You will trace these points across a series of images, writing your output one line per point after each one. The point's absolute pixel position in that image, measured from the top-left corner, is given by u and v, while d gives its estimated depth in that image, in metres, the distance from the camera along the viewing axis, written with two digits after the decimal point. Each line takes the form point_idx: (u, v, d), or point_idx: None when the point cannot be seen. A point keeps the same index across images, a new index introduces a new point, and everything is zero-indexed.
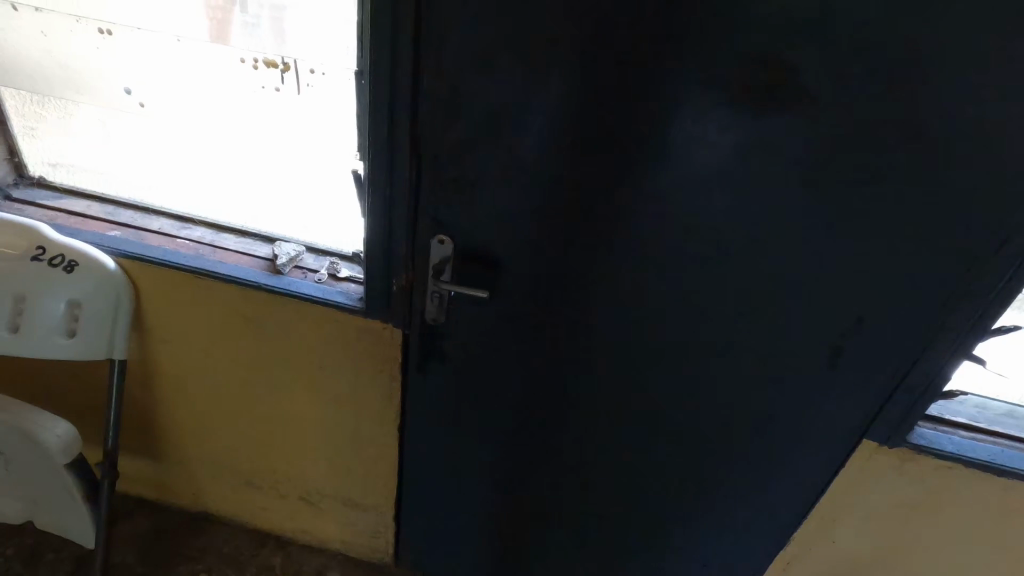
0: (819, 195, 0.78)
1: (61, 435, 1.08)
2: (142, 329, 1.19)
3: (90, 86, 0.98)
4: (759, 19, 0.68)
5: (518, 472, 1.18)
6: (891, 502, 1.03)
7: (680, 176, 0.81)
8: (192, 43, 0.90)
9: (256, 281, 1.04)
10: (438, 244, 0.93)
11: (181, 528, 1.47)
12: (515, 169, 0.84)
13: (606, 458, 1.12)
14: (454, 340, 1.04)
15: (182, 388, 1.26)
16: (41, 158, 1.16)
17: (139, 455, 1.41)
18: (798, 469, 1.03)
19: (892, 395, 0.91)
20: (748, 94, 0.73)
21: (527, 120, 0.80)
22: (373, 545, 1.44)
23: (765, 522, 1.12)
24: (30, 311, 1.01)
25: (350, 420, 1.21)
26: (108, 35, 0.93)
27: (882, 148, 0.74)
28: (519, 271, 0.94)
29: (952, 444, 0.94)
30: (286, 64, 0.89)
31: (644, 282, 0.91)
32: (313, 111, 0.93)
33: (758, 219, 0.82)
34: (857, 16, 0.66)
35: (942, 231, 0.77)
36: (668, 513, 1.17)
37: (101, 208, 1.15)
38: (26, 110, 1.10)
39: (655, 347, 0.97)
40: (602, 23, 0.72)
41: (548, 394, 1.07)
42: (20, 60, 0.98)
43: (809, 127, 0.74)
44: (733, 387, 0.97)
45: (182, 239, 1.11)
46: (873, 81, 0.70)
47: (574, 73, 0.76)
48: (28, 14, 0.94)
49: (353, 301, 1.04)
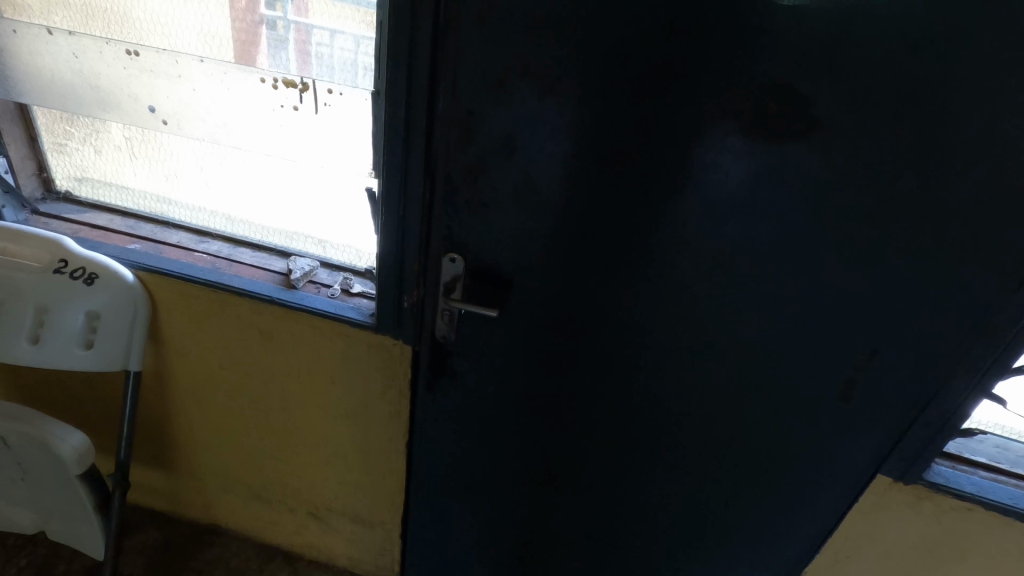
0: (833, 229, 0.78)
1: (76, 446, 1.09)
2: (157, 341, 1.21)
3: (118, 104, 1.01)
4: (771, 53, 0.69)
5: (527, 496, 1.18)
6: (908, 538, 1.01)
7: (691, 203, 0.81)
8: (215, 65, 0.93)
9: (272, 294, 1.06)
10: (449, 262, 0.93)
11: (189, 541, 1.47)
12: (528, 191, 0.85)
13: (617, 485, 1.11)
14: (463, 359, 1.04)
15: (194, 399, 1.27)
16: (67, 173, 1.20)
17: (151, 466, 1.42)
18: (810, 500, 1.01)
19: (908, 429, 0.89)
20: (760, 126, 0.74)
21: (538, 144, 0.81)
22: (379, 563, 1.43)
23: (778, 552, 1.10)
24: (52, 323, 1.04)
25: (360, 434, 1.21)
26: (135, 56, 0.95)
27: (897, 181, 0.73)
28: (530, 293, 0.94)
29: (972, 484, 0.93)
30: (305, 84, 0.91)
31: (654, 308, 0.91)
32: (330, 130, 0.94)
33: (770, 251, 0.82)
34: (870, 52, 0.67)
35: (962, 270, 0.76)
36: (678, 540, 1.15)
37: (123, 222, 1.19)
38: (55, 128, 1.13)
39: (666, 373, 0.96)
40: (615, 51, 0.73)
41: (559, 417, 1.06)
42: (52, 82, 1.01)
43: (822, 154, 0.74)
44: (746, 416, 0.96)
45: (200, 253, 1.14)
46: (887, 111, 0.70)
47: (587, 101, 0.77)
48: (62, 37, 0.97)
49: (366, 317, 1.05)
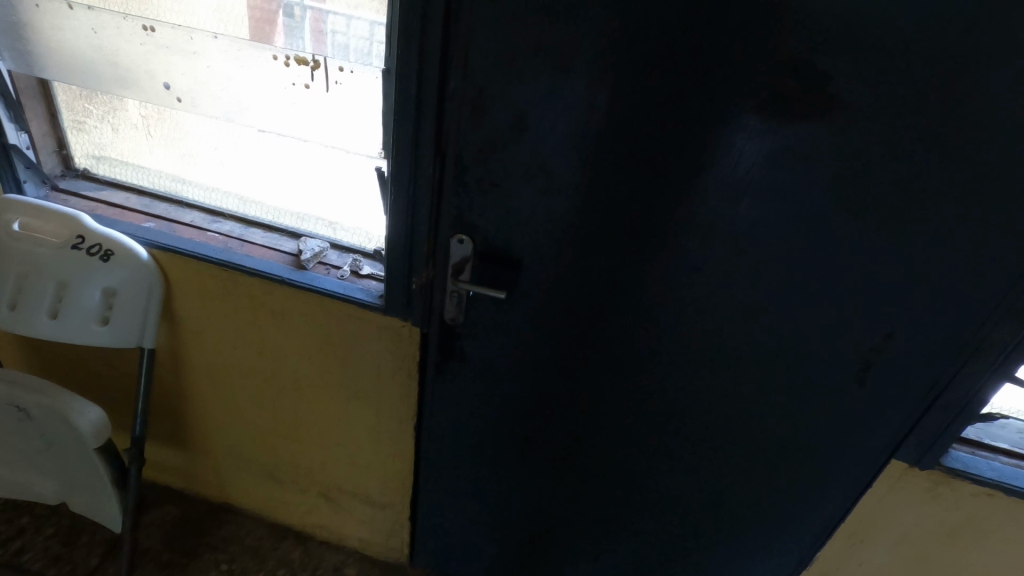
0: (851, 209, 0.75)
1: (93, 420, 1.11)
2: (172, 319, 1.22)
3: (135, 81, 1.01)
4: (788, 27, 0.67)
5: (536, 478, 1.17)
6: (923, 526, 0.99)
7: (704, 184, 0.79)
8: (228, 41, 0.93)
9: (282, 275, 1.06)
10: (458, 244, 0.93)
11: (205, 517, 1.49)
12: (537, 170, 0.84)
13: (626, 468, 1.10)
14: (472, 341, 1.03)
15: (208, 378, 1.29)
16: (86, 151, 1.21)
17: (167, 443, 1.44)
18: (824, 488, 0.99)
19: (924, 415, 0.87)
20: (776, 104, 0.71)
21: (548, 122, 0.79)
22: (389, 544, 1.44)
23: (789, 539, 1.08)
24: (70, 297, 1.06)
25: (370, 416, 1.21)
26: (151, 32, 0.96)
27: (918, 159, 0.70)
28: (539, 275, 0.93)
29: (991, 470, 0.90)
30: (317, 61, 0.90)
31: (665, 291, 0.89)
32: (341, 109, 0.94)
33: (786, 233, 0.79)
34: (891, 25, 0.64)
35: (986, 250, 0.73)
36: (689, 525, 1.14)
37: (139, 200, 1.20)
38: (75, 105, 1.14)
39: (675, 356, 0.94)
40: (628, 24, 0.71)
41: (568, 400, 1.05)
42: (72, 58, 1.02)
43: (839, 132, 0.71)
44: (755, 401, 0.94)
45: (213, 232, 1.14)
46: (908, 88, 0.67)
47: (597, 77, 0.75)
48: (81, 12, 0.98)
49: (375, 298, 1.05)
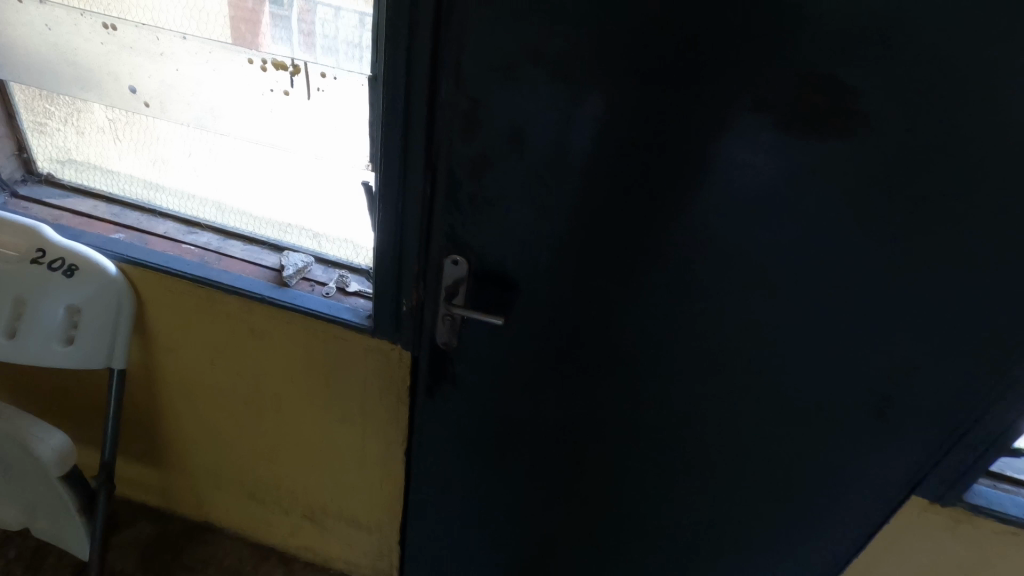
0: (879, 236, 0.70)
1: (55, 448, 1.03)
2: (145, 335, 1.15)
3: (97, 83, 0.93)
4: (815, 38, 0.61)
5: (533, 503, 1.11)
6: (940, 560, 0.94)
7: (721, 206, 0.73)
8: (197, 43, 0.85)
9: (262, 292, 0.99)
10: (452, 265, 0.86)
11: (182, 537, 1.43)
12: (539, 188, 0.77)
13: (630, 496, 1.05)
14: (466, 364, 0.97)
15: (184, 396, 1.21)
16: (48, 155, 1.12)
17: (141, 461, 1.37)
18: (836, 518, 0.95)
19: (949, 450, 0.82)
20: (801, 121, 0.66)
21: (551, 137, 0.73)
22: (378, 566, 1.38)
23: (798, 568, 1.04)
24: (29, 316, 0.98)
25: (358, 437, 1.15)
26: (112, 31, 0.87)
27: (954, 183, 0.65)
28: (540, 298, 0.87)
29: (1015, 506, 0.86)
30: (295, 66, 0.83)
31: (676, 317, 0.83)
32: (324, 118, 0.86)
33: (808, 259, 0.74)
34: (929, 40, 0.59)
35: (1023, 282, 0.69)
36: (693, 553, 1.09)
37: (107, 209, 1.12)
38: (34, 106, 1.06)
39: (684, 383, 0.89)
40: (639, 33, 0.65)
41: (569, 425, 0.99)
42: (25, 56, 0.94)
43: (868, 153, 0.65)
44: (768, 430, 0.90)
45: (188, 245, 1.07)
46: (945, 107, 0.61)
47: (605, 89, 0.69)
48: (32, 7, 0.89)
49: (361, 318, 0.98)
